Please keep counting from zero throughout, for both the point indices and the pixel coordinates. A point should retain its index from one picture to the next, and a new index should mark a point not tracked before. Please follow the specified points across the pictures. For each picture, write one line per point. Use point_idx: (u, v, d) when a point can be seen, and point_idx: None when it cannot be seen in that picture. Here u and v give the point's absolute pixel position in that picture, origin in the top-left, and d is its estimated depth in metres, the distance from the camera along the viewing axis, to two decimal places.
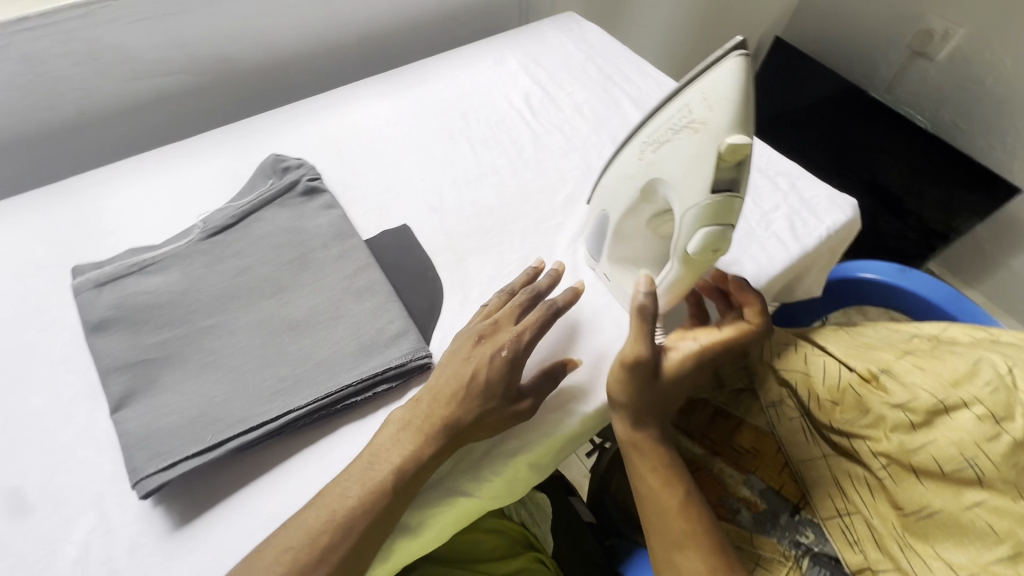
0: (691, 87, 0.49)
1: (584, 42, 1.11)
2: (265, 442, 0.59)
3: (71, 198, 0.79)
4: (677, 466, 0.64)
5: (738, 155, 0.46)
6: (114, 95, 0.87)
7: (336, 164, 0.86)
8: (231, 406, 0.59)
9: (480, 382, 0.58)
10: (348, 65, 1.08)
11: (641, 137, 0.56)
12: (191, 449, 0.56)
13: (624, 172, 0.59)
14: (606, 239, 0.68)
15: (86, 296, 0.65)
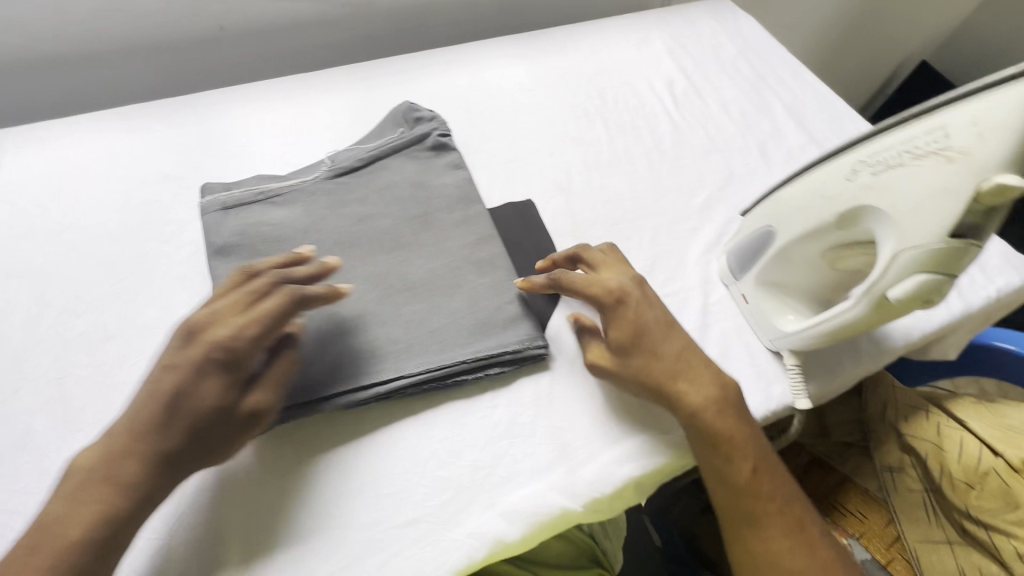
0: (951, 108, 0.44)
1: (738, 34, 1.01)
2: (371, 404, 0.57)
3: (201, 114, 0.78)
4: (739, 430, 0.55)
5: (1002, 198, 0.42)
6: (256, 14, 0.85)
7: (464, 124, 0.81)
8: (343, 359, 0.57)
9: (184, 398, 0.47)
10: (483, 21, 1.02)
11: (856, 155, 0.50)
12: (300, 398, 0.54)
13: (820, 191, 0.53)
14: (763, 259, 0.62)
15: (212, 217, 0.63)
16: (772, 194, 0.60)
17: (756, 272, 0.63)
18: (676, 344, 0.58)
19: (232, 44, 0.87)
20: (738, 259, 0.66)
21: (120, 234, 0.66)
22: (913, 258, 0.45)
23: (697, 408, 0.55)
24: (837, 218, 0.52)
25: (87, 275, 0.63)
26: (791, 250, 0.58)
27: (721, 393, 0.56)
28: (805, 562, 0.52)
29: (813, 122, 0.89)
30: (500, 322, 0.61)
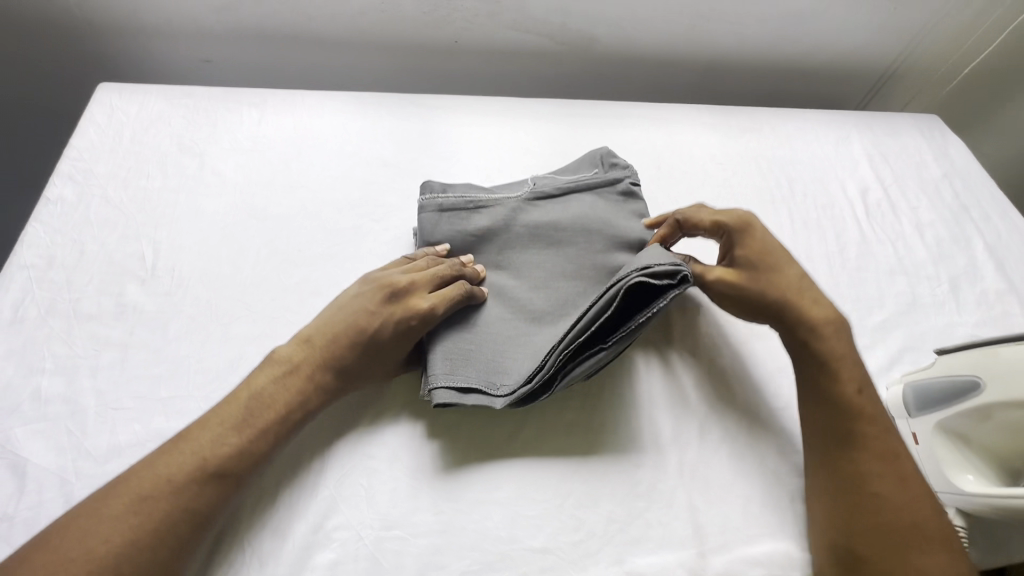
0: None
1: (946, 157, 0.96)
2: (536, 400, 0.59)
3: (424, 114, 0.86)
4: (846, 351, 0.58)
5: None
6: (489, 34, 0.93)
7: (652, 183, 0.84)
8: (519, 360, 0.60)
9: (373, 340, 0.57)
10: (680, 84, 1.05)
11: None
12: (479, 384, 0.58)
13: None
14: (953, 408, 0.59)
15: (428, 216, 0.69)
16: (989, 347, 0.58)
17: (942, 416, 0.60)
18: (799, 266, 0.63)
19: (459, 56, 0.95)
20: (918, 396, 0.63)
21: (341, 204, 0.74)
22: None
23: (817, 324, 0.59)
24: None
25: (309, 233, 0.71)
26: (1002, 411, 0.56)
27: (834, 318, 0.60)
28: (895, 491, 0.52)
29: (1017, 270, 0.82)
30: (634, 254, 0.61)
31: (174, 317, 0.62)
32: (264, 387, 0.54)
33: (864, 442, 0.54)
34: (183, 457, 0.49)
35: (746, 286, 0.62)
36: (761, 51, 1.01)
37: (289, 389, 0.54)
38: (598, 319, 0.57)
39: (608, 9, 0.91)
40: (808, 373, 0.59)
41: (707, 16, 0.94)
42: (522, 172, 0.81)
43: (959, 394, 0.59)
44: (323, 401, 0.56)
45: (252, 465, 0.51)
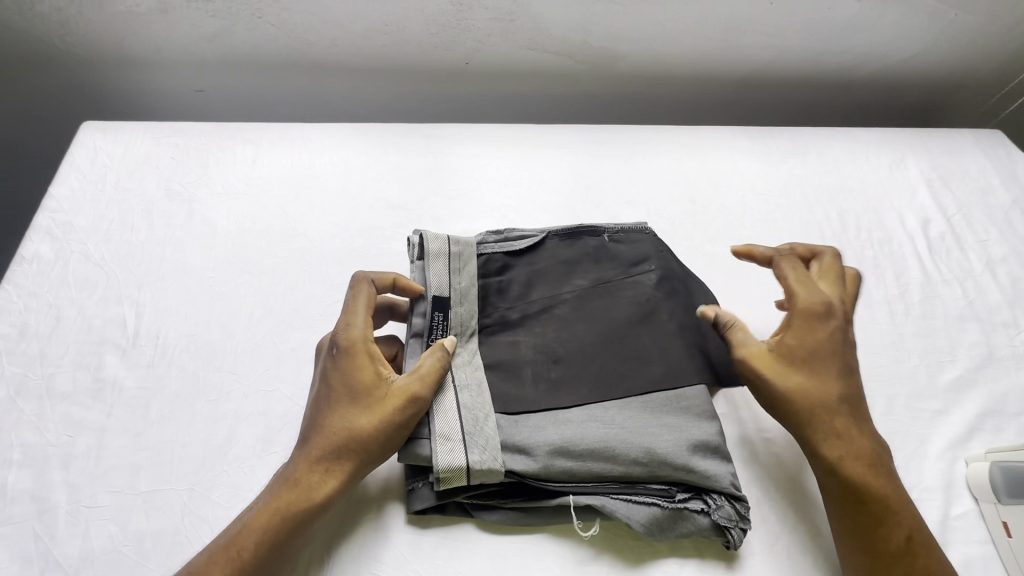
0: None
1: (1013, 179, 0.86)
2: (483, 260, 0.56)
3: (435, 147, 0.79)
4: (892, 489, 0.52)
5: None
6: (504, 55, 0.85)
7: (686, 219, 0.76)
8: (585, 433, 0.52)
9: (315, 403, 0.51)
10: (712, 102, 0.96)
11: None
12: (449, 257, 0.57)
13: None
14: None
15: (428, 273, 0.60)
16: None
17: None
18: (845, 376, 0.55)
19: (471, 78, 0.88)
20: (1010, 482, 0.55)
21: (343, 254, 0.67)
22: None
23: (847, 450, 0.53)
24: None
25: (307, 289, 0.64)
26: None
27: (875, 454, 0.53)
28: None
29: None
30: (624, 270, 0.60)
31: (157, 394, 0.56)
32: (253, 503, 0.48)
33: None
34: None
35: (775, 373, 0.56)
36: (803, 65, 0.92)
37: (268, 504, 0.47)
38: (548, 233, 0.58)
39: (633, 23, 0.82)
40: (847, 507, 0.52)
41: (743, 30, 0.85)
42: (542, 212, 0.73)
43: None
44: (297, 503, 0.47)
45: None
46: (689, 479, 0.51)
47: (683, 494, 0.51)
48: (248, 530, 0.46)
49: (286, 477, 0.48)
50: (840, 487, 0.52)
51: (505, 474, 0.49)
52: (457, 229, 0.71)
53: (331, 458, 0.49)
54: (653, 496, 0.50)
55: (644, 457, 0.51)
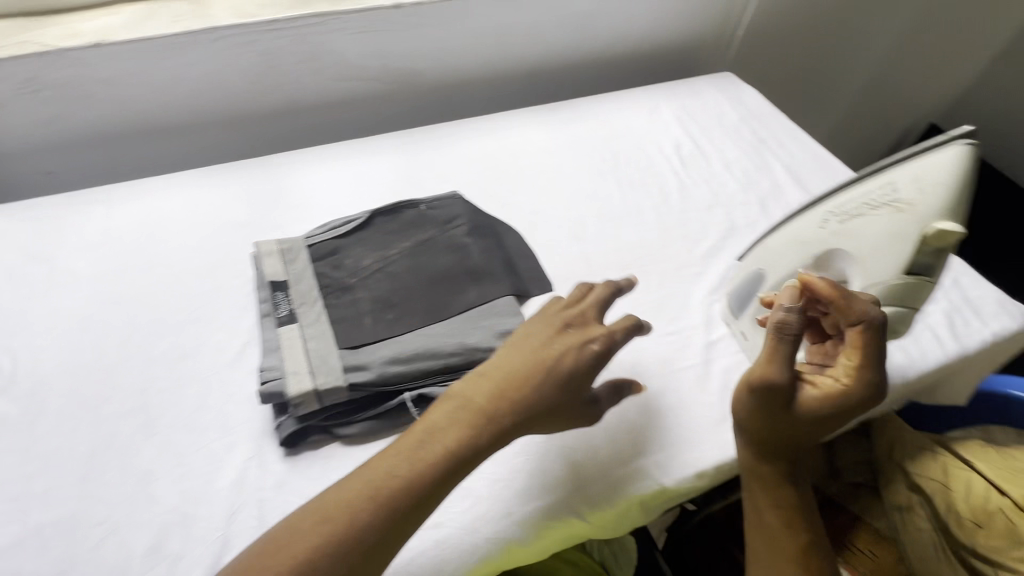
0: (899, 167, 0.59)
1: (741, 104, 1.12)
2: (313, 263, 0.76)
3: (272, 171, 0.92)
4: (808, 522, 0.60)
5: (943, 241, 0.55)
6: (320, 89, 1.01)
7: (492, 181, 0.93)
8: (412, 344, 0.66)
9: (558, 371, 0.57)
10: (511, 94, 1.17)
11: (824, 209, 0.64)
12: (287, 268, 0.74)
13: (797, 239, 0.67)
14: (754, 300, 0.72)
15: (264, 266, 0.74)
16: (762, 243, 0.72)
17: (753, 312, 0.72)
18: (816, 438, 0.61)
19: (299, 114, 1.03)
20: (737, 300, 0.74)
21: (198, 270, 0.78)
22: (885, 291, 0.59)
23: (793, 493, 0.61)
24: (814, 263, 0.65)
25: (171, 304, 0.74)
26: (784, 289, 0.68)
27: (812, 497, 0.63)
28: None
29: (809, 181, 0.97)
30: (420, 247, 0.79)
31: (40, 415, 0.63)
32: (367, 470, 0.51)
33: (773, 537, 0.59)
34: (310, 540, 0.46)
35: (767, 403, 0.58)
36: (570, 52, 1.14)
37: (400, 468, 0.50)
38: (353, 229, 0.80)
39: (418, 44, 1.01)
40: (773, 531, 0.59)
41: (510, 33, 1.06)
42: (370, 201, 0.88)
43: (756, 286, 0.72)
44: (428, 473, 0.50)
45: (334, 562, 0.46)
46: None
47: None
48: (423, 449, 0.51)
49: (506, 407, 0.54)
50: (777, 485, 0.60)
51: (349, 388, 0.62)
52: (299, 230, 0.83)
53: (487, 432, 0.53)
54: None
55: (459, 349, 0.65)
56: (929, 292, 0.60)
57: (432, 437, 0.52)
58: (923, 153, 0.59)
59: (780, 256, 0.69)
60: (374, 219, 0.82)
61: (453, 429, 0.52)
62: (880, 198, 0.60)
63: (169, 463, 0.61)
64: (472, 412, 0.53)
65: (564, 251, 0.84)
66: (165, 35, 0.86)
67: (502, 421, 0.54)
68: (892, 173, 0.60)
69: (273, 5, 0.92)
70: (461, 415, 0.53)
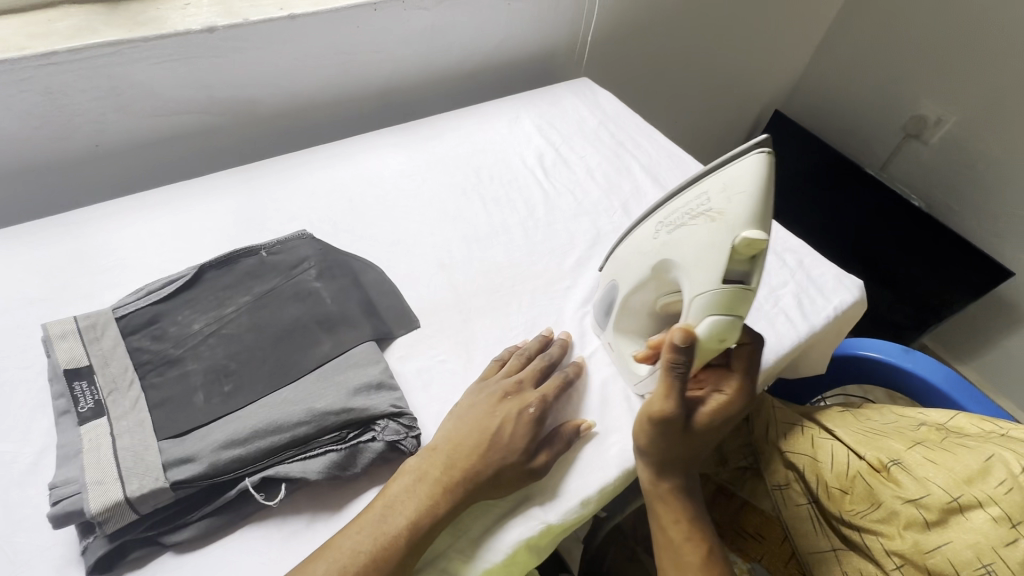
0: (712, 177, 0.60)
1: (598, 108, 1.14)
2: (127, 338, 0.64)
3: (74, 230, 0.77)
4: (707, 547, 0.63)
5: (752, 248, 0.56)
6: (131, 128, 0.87)
7: (346, 214, 0.86)
8: (250, 421, 0.57)
9: (503, 437, 0.59)
10: (365, 115, 1.10)
11: (658, 218, 0.67)
12: (91, 349, 0.62)
13: (639, 248, 0.69)
14: (611, 313, 0.73)
15: (56, 352, 0.60)
16: (615, 255, 0.74)
17: (614, 325, 0.72)
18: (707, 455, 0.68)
19: (109, 158, 0.89)
20: (599, 312, 0.75)
21: None
22: (708, 302, 0.60)
23: (700, 524, 0.65)
24: (651, 271, 0.66)
25: None
26: (633, 298, 0.70)
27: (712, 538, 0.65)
28: None
29: (667, 179, 1.00)
30: (261, 301, 0.70)
31: None
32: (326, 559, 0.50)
33: (676, 553, 0.63)
34: None
35: (665, 438, 0.62)
36: (422, 67, 1.09)
37: (362, 549, 0.51)
38: (176, 290, 0.69)
39: (245, 69, 0.91)
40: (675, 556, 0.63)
41: (351, 51, 0.98)
42: (202, 253, 0.77)
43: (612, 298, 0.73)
44: (404, 546, 0.52)
45: None
46: (352, 417, 0.58)
47: (354, 432, 0.58)
48: (388, 521, 0.53)
49: (460, 473, 0.56)
50: (674, 499, 0.65)
51: (172, 488, 0.52)
52: (112, 298, 0.71)
53: (455, 499, 0.55)
54: (327, 446, 0.57)
55: (306, 417, 0.57)
56: (751, 302, 0.60)
57: (396, 510, 0.54)
58: (729, 161, 0.59)
59: (629, 266, 0.70)
60: (203, 276, 0.71)
61: (414, 502, 0.54)
62: (698, 208, 0.61)
63: None
64: (432, 483, 0.55)
65: (431, 282, 0.79)
66: None
67: (465, 493, 0.56)
68: (706, 182, 0.61)
69: (50, 34, 0.78)
70: (418, 487, 0.55)
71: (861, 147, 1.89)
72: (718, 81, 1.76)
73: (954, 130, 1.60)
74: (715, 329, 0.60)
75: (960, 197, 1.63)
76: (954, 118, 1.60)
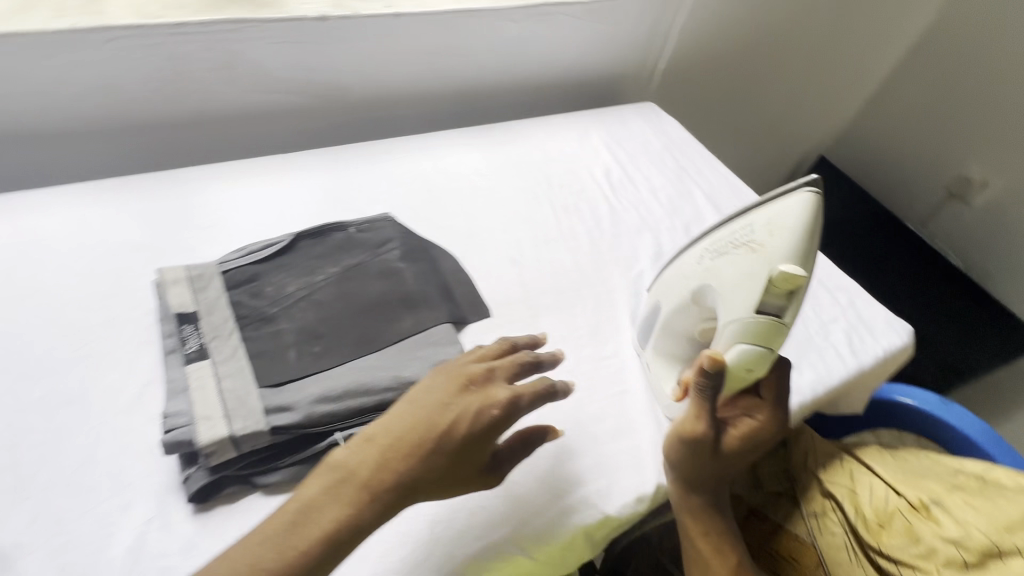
0: (758, 212, 0.66)
1: (663, 133, 1.19)
2: (228, 292, 0.69)
3: (177, 188, 0.83)
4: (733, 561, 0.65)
5: (788, 283, 0.61)
6: (235, 100, 0.93)
7: (425, 204, 0.91)
8: (341, 382, 0.61)
9: (454, 437, 0.51)
10: (443, 114, 1.15)
11: (702, 245, 0.72)
12: (198, 298, 0.67)
13: (681, 273, 0.73)
14: (652, 333, 0.76)
15: (169, 296, 0.66)
16: (658, 278, 0.78)
17: (654, 344, 0.75)
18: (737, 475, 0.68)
19: (210, 126, 0.94)
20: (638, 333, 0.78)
21: (85, 300, 0.68)
22: (740, 327, 0.64)
23: (724, 539, 0.66)
24: (692, 295, 0.71)
25: (50, 343, 0.64)
26: (672, 320, 0.74)
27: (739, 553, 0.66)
28: None
29: (727, 208, 1.04)
30: (348, 273, 0.75)
31: None
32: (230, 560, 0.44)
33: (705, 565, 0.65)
34: None
35: (695, 457, 0.63)
36: (502, 75, 1.14)
37: (264, 552, 0.44)
38: (273, 254, 0.74)
39: (345, 58, 0.96)
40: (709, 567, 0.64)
41: (442, 53, 1.04)
42: (293, 223, 0.82)
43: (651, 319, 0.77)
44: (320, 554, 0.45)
45: None
46: None
47: None
48: (306, 523, 0.46)
49: (393, 477, 0.48)
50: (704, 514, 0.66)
51: (271, 432, 0.56)
52: (210, 254, 0.75)
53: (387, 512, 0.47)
54: None
55: (394, 384, 0.61)
56: (783, 336, 0.65)
57: (315, 513, 0.46)
58: (775, 199, 0.66)
59: (670, 289, 0.74)
60: (297, 244, 0.76)
61: (335, 507, 0.47)
62: (741, 238, 0.67)
63: (45, 534, 0.51)
64: (359, 488, 0.47)
65: (502, 276, 0.83)
66: (44, 31, 0.75)
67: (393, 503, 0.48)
68: (750, 217, 0.67)
69: (182, 6, 0.84)
70: (341, 490, 0.47)
71: (901, 202, 1.91)
72: (769, 123, 1.81)
73: (1000, 196, 1.63)
74: (744, 354, 0.64)
75: (999, 262, 1.65)
76: (1000, 185, 1.63)
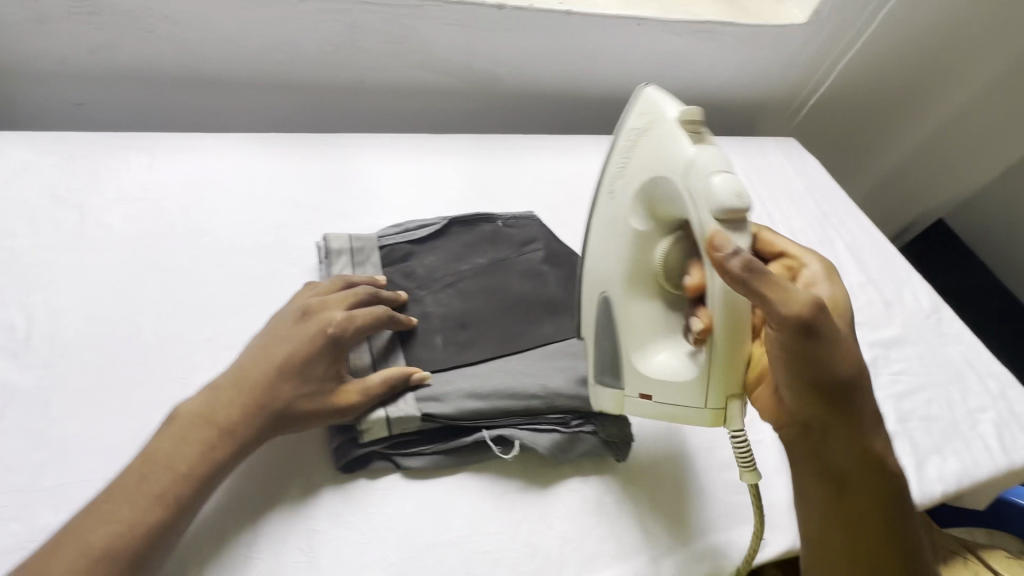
0: (625, 119, 0.58)
1: (806, 173, 1.12)
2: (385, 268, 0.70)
3: (336, 151, 0.84)
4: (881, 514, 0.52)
5: (694, 121, 0.53)
6: (397, 73, 0.94)
7: (567, 208, 0.89)
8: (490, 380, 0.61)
9: (294, 362, 0.53)
10: (583, 117, 1.13)
11: (604, 191, 0.59)
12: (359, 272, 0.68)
13: (608, 229, 0.58)
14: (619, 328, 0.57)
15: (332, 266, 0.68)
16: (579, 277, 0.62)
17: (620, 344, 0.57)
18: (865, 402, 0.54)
19: (367, 94, 0.96)
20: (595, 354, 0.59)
21: (252, 249, 0.70)
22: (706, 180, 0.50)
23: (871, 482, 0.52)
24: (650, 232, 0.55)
25: (219, 283, 0.66)
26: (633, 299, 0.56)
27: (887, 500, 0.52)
28: None
29: (870, 265, 0.98)
30: (495, 267, 0.74)
31: (58, 393, 0.55)
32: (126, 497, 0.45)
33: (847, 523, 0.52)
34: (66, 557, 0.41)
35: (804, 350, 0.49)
36: None
37: (147, 489, 0.45)
38: (427, 236, 0.74)
39: (508, 49, 0.96)
40: None
41: (599, 56, 1.02)
42: (442, 206, 0.82)
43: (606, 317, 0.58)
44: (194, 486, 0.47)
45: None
46: (580, 405, 0.61)
47: (578, 420, 0.61)
48: (176, 460, 0.47)
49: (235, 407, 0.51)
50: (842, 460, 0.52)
51: (421, 420, 0.57)
52: (365, 224, 0.77)
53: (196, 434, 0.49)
54: (553, 424, 0.60)
55: (541, 392, 0.61)
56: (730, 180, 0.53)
57: (177, 445, 0.48)
58: (626, 109, 0.59)
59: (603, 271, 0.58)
60: (449, 231, 0.76)
61: (193, 443, 0.48)
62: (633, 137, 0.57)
63: None
64: (208, 422, 0.49)
65: None
66: None
67: (224, 427, 0.50)
68: (620, 129, 0.59)
69: None
70: (193, 430, 0.49)
71: None
72: None
73: None
74: (730, 200, 0.48)
75: None
76: None
